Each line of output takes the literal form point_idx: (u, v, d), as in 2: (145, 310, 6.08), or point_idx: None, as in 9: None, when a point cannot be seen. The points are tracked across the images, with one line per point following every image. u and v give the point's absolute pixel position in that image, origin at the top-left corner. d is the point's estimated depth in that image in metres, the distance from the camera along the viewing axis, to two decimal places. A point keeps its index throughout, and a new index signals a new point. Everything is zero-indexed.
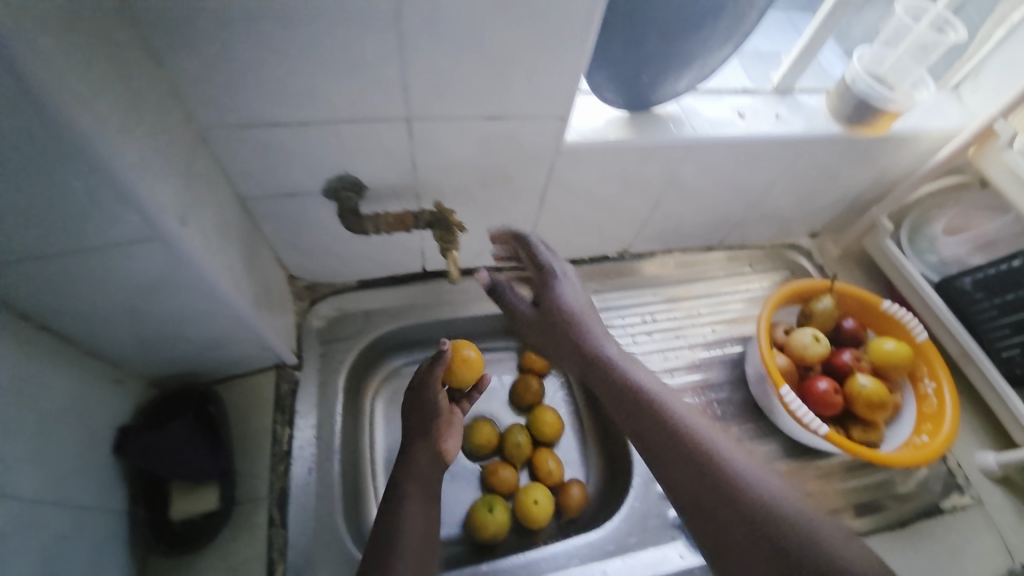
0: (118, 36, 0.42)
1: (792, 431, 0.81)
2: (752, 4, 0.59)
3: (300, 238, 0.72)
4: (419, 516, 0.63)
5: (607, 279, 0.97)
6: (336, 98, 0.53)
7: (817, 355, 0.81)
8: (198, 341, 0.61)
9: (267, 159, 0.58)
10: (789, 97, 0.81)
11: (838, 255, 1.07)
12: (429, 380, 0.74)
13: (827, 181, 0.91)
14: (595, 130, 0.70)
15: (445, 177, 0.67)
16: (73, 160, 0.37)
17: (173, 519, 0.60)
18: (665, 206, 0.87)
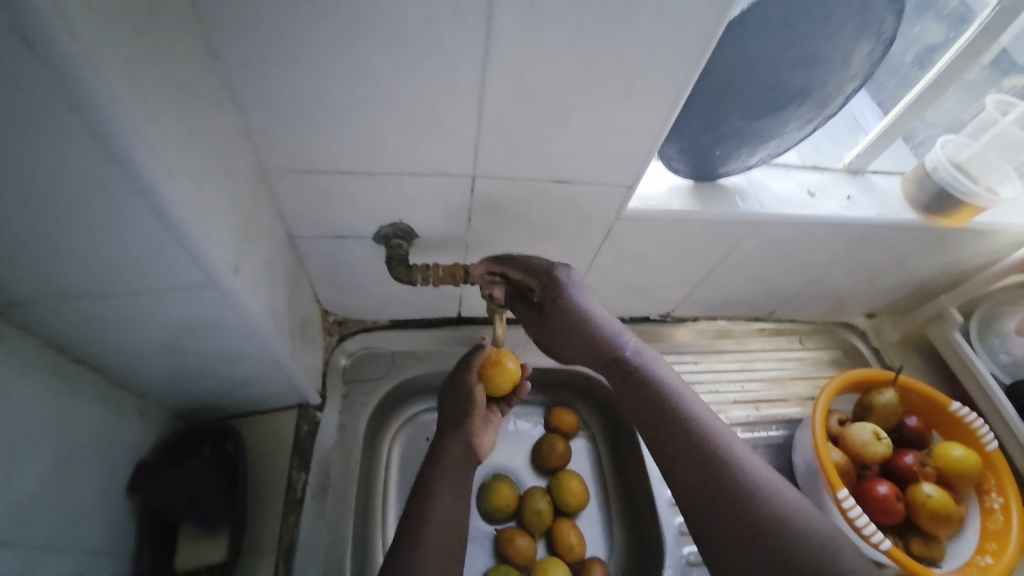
0: (204, 86, 0.41)
1: (843, 534, 0.75)
2: (841, 90, 0.59)
3: (342, 277, 0.70)
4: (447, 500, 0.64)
5: (647, 342, 0.92)
6: (405, 152, 0.52)
7: (877, 454, 0.75)
8: (229, 379, 0.59)
9: (324, 202, 0.57)
10: (862, 178, 0.79)
11: (896, 340, 1.01)
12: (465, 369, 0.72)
13: (892, 266, 0.86)
14: (659, 197, 0.67)
15: (499, 233, 0.65)
16: (143, 214, 0.36)
17: (179, 567, 0.57)
18: (718, 276, 0.83)
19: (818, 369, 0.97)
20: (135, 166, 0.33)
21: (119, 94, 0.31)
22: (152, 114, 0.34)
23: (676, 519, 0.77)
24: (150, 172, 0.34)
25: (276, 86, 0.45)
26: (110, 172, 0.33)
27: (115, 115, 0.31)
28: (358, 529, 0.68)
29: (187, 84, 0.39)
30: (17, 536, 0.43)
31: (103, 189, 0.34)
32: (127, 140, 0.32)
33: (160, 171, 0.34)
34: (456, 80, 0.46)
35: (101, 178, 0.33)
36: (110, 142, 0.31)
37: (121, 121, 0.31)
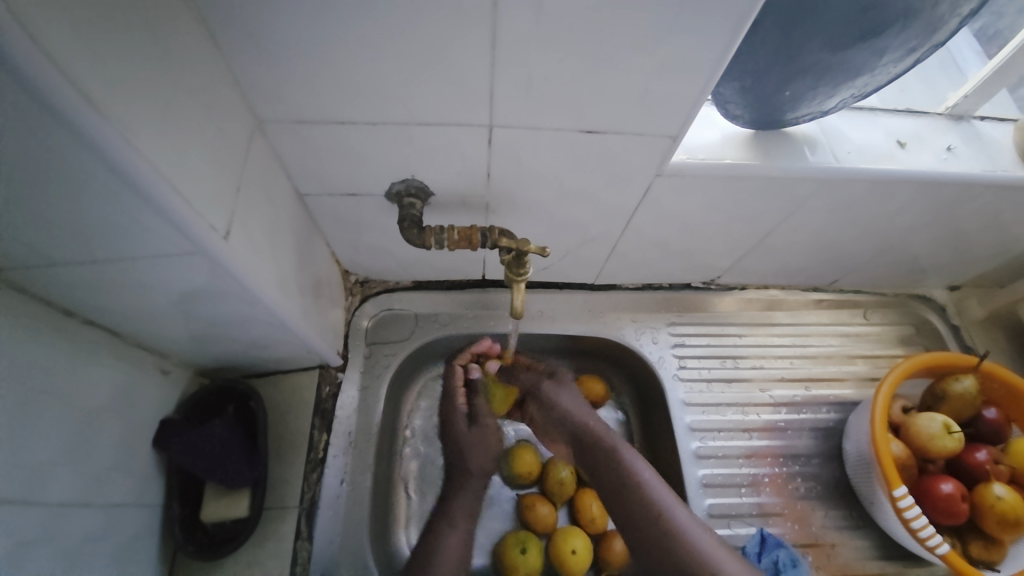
0: (167, 21, 0.36)
1: (895, 530, 0.68)
2: (957, 11, 0.46)
3: (358, 237, 0.67)
4: (460, 537, 0.69)
5: (687, 311, 0.85)
6: (410, 96, 0.46)
7: (945, 449, 0.66)
8: (244, 341, 0.58)
9: (327, 154, 0.52)
10: (966, 123, 0.65)
11: (982, 317, 0.88)
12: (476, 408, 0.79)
13: (993, 231, 0.73)
14: (710, 148, 0.57)
15: (521, 191, 0.58)
16: (101, 173, 0.32)
17: (206, 520, 0.60)
18: (774, 241, 0.72)
19: (882, 347, 0.86)
20: (69, 114, 0.28)
21: (28, 18, 0.26)
22: (88, 57, 0.29)
23: (706, 501, 0.73)
24: (88, 122, 0.29)
25: (258, 19, 0.39)
26: (42, 123, 0.29)
27: (28, 52, 0.26)
28: (378, 489, 0.68)
29: (141, 17, 0.34)
30: (39, 494, 0.44)
31: (41, 143, 0.30)
32: (50, 83, 0.27)
33: (100, 120, 0.30)
34: (464, 7, 0.38)
35: (33, 127, 0.29)
36: (37, 89, 0.27)
37: (34, 58, 0.26)
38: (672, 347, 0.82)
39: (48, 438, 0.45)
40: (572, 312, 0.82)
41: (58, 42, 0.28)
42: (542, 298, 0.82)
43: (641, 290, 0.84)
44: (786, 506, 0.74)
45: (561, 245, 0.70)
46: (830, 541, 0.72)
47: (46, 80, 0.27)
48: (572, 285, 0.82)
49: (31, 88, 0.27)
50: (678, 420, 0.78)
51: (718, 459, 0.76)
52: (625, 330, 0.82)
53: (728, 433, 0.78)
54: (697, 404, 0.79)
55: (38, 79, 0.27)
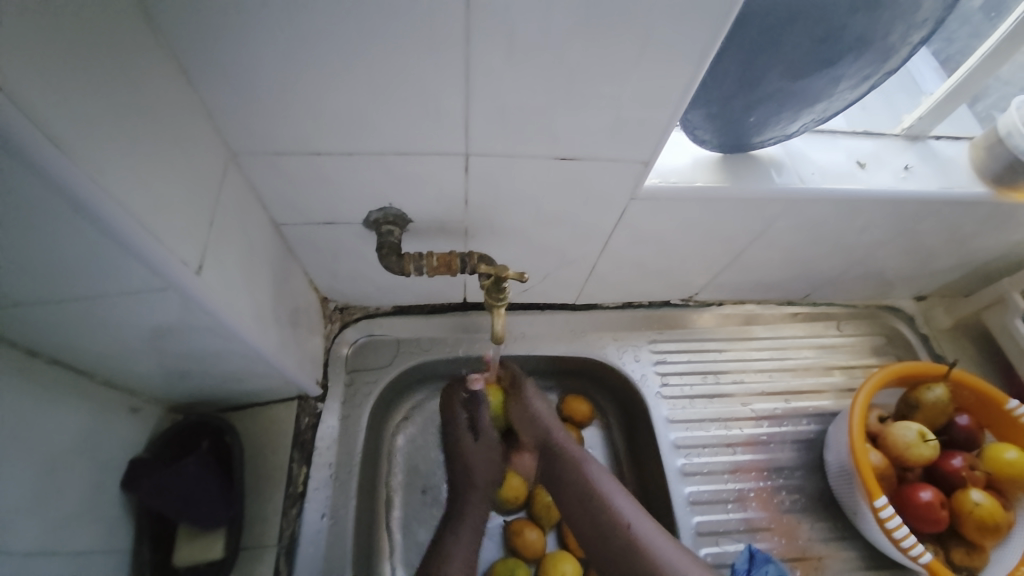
0: (136, 59, 0.36)
1: (880, 540, 0.69)
2: (906, 40, 0.49)
3: (337, 264, 0.66)
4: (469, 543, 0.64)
5: (667, 328, 0.86)
6: (388, 127, 0.46)
7: (921, 457, 0.68)
8: (219, 375, 0.56)
9: (303, 184, 0.52)
10: (921, 143, 0.69)
11: (948, 326, 0.91)
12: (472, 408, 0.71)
13: (952, 244, 0.76)
14: (681, 171, 0.59)
15: (499, 215, 0.59)
16: (67, 213, 0.32)
17: (178, 564, 0.57)
18: (748, 258, 0.74)
19: (856, 358, 0.89)
20: (31, 153, 0.28)
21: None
22: (53, 95, 0.29)
23: (694, 519, 0.73)
24: (53, 163, 0.29)
25: (233, 54, 0.39)
26: (4, 166, 0.28)
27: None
28: (361, 521, 0.66)
29: (110, 57, 0.34)
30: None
31: (3, 185, 0.29)
32: (13, 126, 0.27)
33: (64, 158, 0.29)
34: (438, 42, 0.39)
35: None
36: (1, 133, 0.27)
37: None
38: (654, 364, 0.83)
39: (8, 485, 0.43)
40: (554, 333, 0.83)
41: (19, 80, 0.27)
42: (524, 319, 0.82)
43: (622, 308, 0.85)
44: (772, 520, 0.74)
45: (542, 267, 0.71)
46: (816, 554, 0.73)
47: (7, 119, 0.26)
48: (553, 306, 0.83)
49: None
50: (663, 438, 0.78)
51: (704, 476, 0.76)
52: (607, 348, 0.83)
53: (713, 449, 0.78)
54: (681, 421, 0.80)
55: (1, 124, 0.26)
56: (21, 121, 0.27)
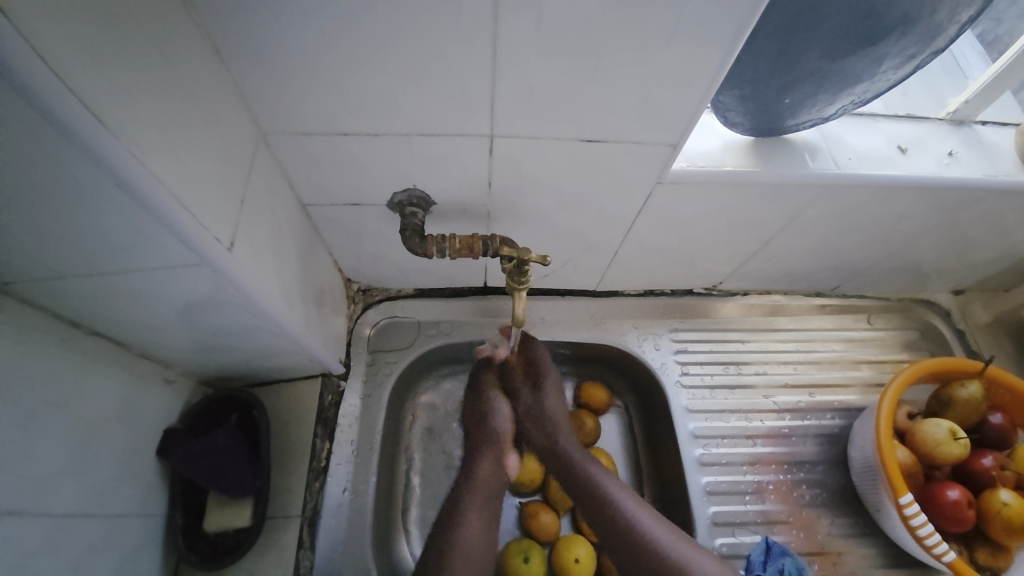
0: (172, 38, 0.36)
1: (900, 536, 0.67)
2: (957, 17, 0.46)
3: (360, 246, 0.67)
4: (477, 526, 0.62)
5: (689, 317, 0.85)
6: (415, 108, 0.46)
7: (951, 455, 0.66)
8: (248, 351, 0.58)
9: (329, 165, 0.53)
10: (967, 129, 0.65)
11: (986, 322, 0.87)
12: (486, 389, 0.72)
13: (995, 236, 0.73)
14: (710, 155, 0.57)
15: (521, 199, 0.59)
16: (109, 188, 0.33)
17: (207, 530, 0.59)
18: (776, 247, 0.72)
19: (885, 352, 0.86)
20: (75, 129, 0.29)
21: (39, 41, 0.26)
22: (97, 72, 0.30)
23: (710, 509, 0.72)
24: (98, 139, 0.30)
25: (262, 34, 0.39)
26: (52, 141, 0.29)
27: (35, 69, 0.26)
28: (381, 497, 0.68)
29: (148, 35, 0.34)
30: (46, 504, 0.44)
31: (51, 160, 0.30)
32: (61, 102, 0.28)
33: (106, 134, 0.30)
34: (466, 19, 0.39)
35: (44, 146, 0.29)
36: (50, 110, 0.27)
37: (45, 80, 0.27)
38: (674, 353, 0.82)
39: (55, 449, 0.45)
40: (573, 319, 0.82)
41: (63, 58, 0.28)
42: (543, 305, 0.82)
43: (644, 296, 0.84)
44: (791, 514, 0.73)
45: (563, 252, 0.70)
46: (835, 549, 0.72)
47: (55, 97, 0.27)
48: (573, 292, 0.82)
49: (43, 109, 0.27)
50: (681, 427, 0.77)
51: (722, 467, 0.75)
52: (627, 336, 0.82)
53: (732, 440, 0.77)
54: (700, 411, 0.79)
55: (49, 100, 0.27)
56: (67, 98, 0.28)
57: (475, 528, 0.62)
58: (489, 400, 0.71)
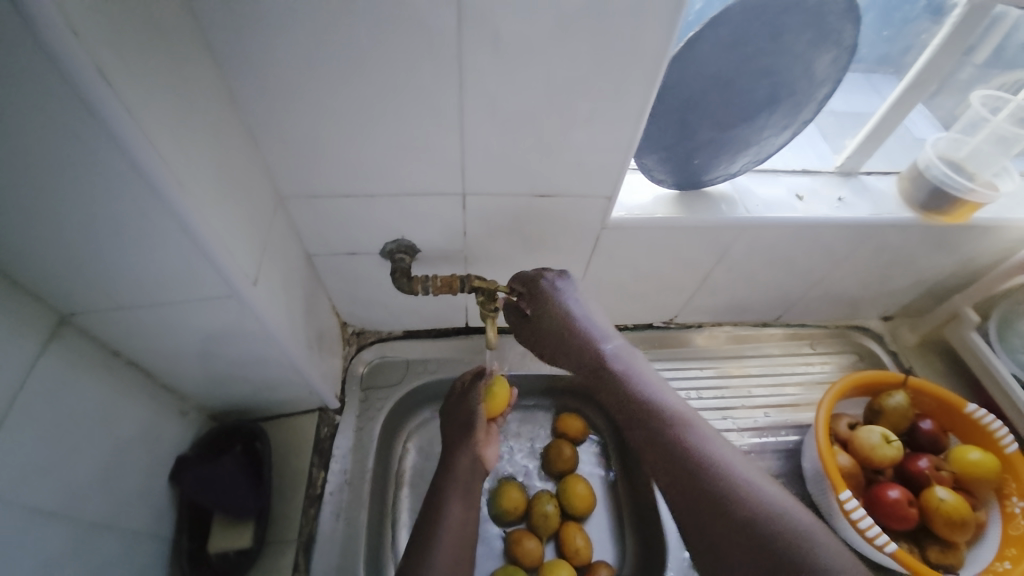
0: (225, 129, 0.49)
1: (853, 540, 0.73)
2: (811, 97, 0.62)
3: (356, 291, 0.78)
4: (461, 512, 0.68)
5: (652, 349, 0.94)
6: (404, 173, 0.59)
7: (886, 457, 0.73)
8: (256, 382, 0.66)
9: (334, 221, 0.65)
10: (854, 179, 0.80)
11: (915, 343, 0.99)
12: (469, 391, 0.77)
13: (897, 265, 0.86)
14: (644, 205, 0.71)
15: (493, 244, 0.70)
16: (176, 234, 0.43)
17: (211, 552, 0.64)
18: (715, 281, 0.84)
19: (830, 374, 0.95)
20: (165, 191, 0.40)
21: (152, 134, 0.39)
22: (179, 150, 0.42)
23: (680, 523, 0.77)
24: (178, 198, 0.41)
25: (289, 122, 0.53)
26: (146, 199, 0.40)
27: (149, 152, 0.38)
28: (372, 525, 0.72)
29: (213, 129, 0.47)
30: (74, 511, 0.50)
31: (140, 214, 0.41)
32: (160, 173, 0.39)
33: (182, 194, 0.42)
34: (440, 109, 0.53)
35: (139, 204, 0.40)
36: (151, 179, 0.39)
37: (155, 160, 0.39)
38: None
39: (86, 463, 0.52)
40: None
41: (164, 144, 0.40)
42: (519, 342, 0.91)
43: None
44: None
45: None
46: None
47: (157, 170, 0.39)
48: None
49: (148, 178, 0.39)
50: None
51: None
52: None
53: None
54: None
55: (153, 173, 0.39)
56: (162, 170, 0.39)
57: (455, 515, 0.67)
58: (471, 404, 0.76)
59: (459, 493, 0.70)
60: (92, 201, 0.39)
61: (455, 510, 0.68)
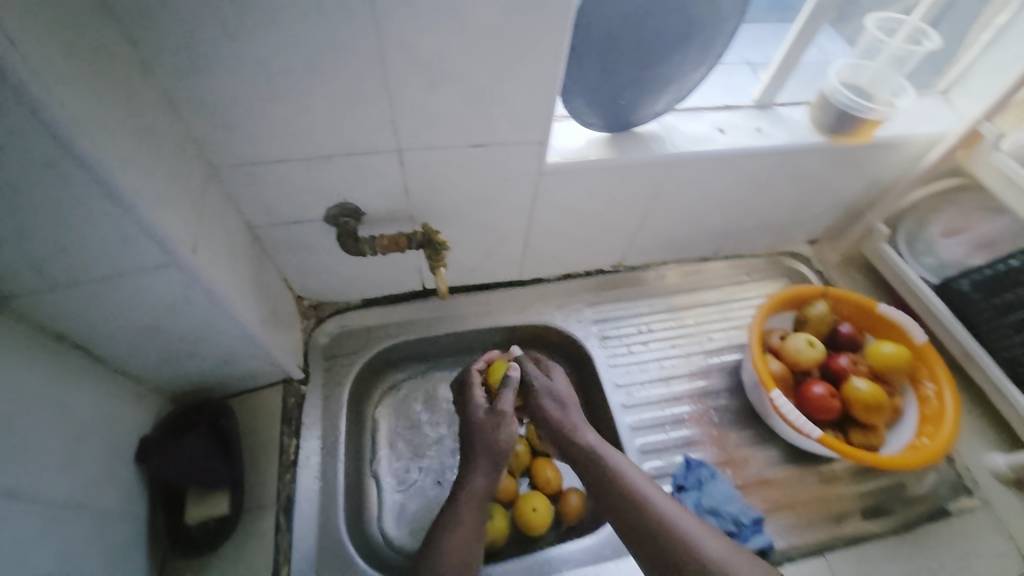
0: (139, 94, 0.48)
1: (787, 434, 0.82)
2: (722, 31, 0.65)
3: (305, 261, 0.78)
4: (471, 523, 0.63)
5: (603, 291, 1.00)
6: (335, 133, 0.59)
7: (811, 359, 0.82)
8: (213, 357, 0.67)
9: (271, 190, 0.64)
10: (770, 111, 0.86)
11: (837, 261, 1.08)
12: (471, 394, 0.73)
13: (814, 190, 0.93)
14: (577, 150, 0.74)
15: (436, 200, 0.72)
16: (104, 202, 0.43)
17: (190, 525, 0.65)
18: (654, 220, 0.90)
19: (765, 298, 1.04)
20: (86, 157, 0.40)
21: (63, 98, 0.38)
22: (96, 113, 0.41)
23: (636, 441, 0.84)
24: (100, 163, 0.41)
25: (207, 86, 0.52)
26: (67, 166, 0.40)
27: (64, 117, 0.37)
28: (350, 482, 0.75)
29: (126, 94, 0.46)
30: (41, 495, 0.51)
31: (63, 182, 0.41)
32: (77, 139, 0.39)
33: (105, 161, 0.41)
34: (362, 63, 0.53)
35: (60, 172, 0.40)
36: (68, 144, 0.38)
37: (70, 125, 0.38)
38: (594, 322, 0.96)
39: (44, 448, 0.52)
40: (504, 305, 0.94)
41: (76, 108, 0.39)
42: (476, 298, 0.94)
43: (562, 279, 0.99)
44: (704, 434, 0.86)
45: (483, 244, 0.84)
46: (742, 455, 0.84)
47: (74, 136, 0.38)
48: (501, 284, 0.96)
49: (67, 143, 0.38)
50: (606, 379, 0.90)
51: (644, 407, 0.88)
52: (553, 313, 0.95)
53: (649, 384, 0.91)
54: (621, 364, 0.92)
55: (71, 137, 0.38)
56: (79, 135, 0.39)
57: (466, 527, 0.63)
58: (473, 408, 0.72)
59: (472, 506, 0.64)
60: (3, 175, 0.38)
61: (468, 519, 0.63)
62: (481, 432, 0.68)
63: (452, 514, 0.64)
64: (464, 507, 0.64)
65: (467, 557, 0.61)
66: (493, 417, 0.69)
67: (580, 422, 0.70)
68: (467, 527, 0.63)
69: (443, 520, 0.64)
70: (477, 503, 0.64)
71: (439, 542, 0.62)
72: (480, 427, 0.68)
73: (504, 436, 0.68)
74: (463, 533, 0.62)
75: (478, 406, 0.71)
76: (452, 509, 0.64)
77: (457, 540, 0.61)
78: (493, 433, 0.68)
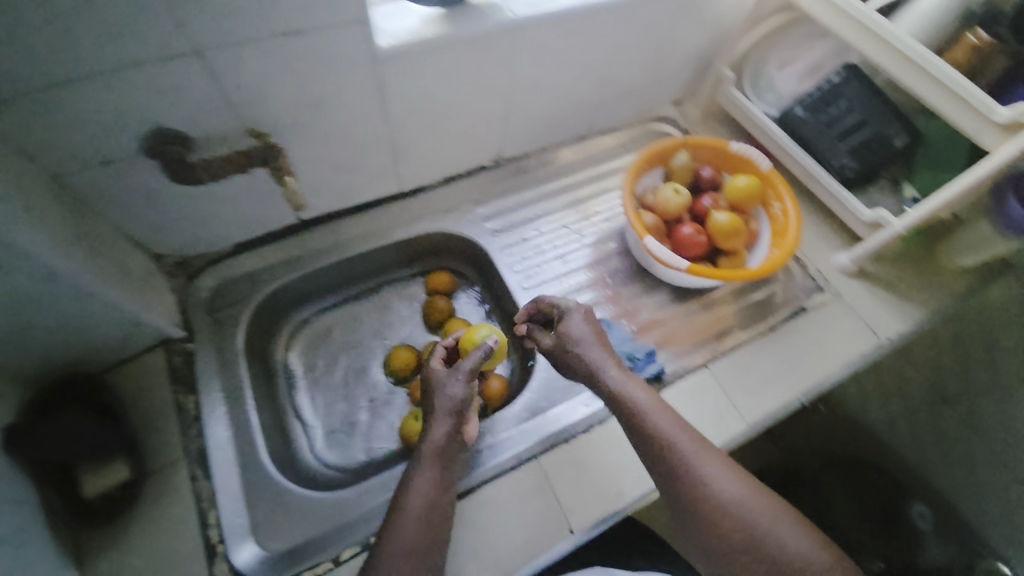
0: None
1: (666, 276, 0.90)
2: None
3: (146, 210, 0.70)
4: (425, 486, 0.61)
5: (489, 187, 0.98)
6: (99, 38, 0.51)
7: (675, 204, 0.89)
8: (56, 320, 0.62)
9: (58, 125, 0.56)
10: None
11: (700, 118, 1.13)
12: (433, 365, 0.73)
13: (665, 45, 0.96)
14: (410, 29, 0.69)
15: (268, 109, 0.66)
16: None
17: (91, 496, 0.62)
18: (518, 101, 0.88)
19: None
20: None
21: None
22: None
23: None
24: None
25: None
26: None
27: None
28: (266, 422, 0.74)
29: None
30: None
31: None
32: None
33: None
34: None
35: None
36: None
37: None
38: (485, 219, 0.95)
39: None
40: (392, 221, 0.91)
41: None
42: (360, 219, 0.90)
43: (447, 184, 0.97)
44: (601, 295, 0.93)
45: (345, 156, 0.79)
46: (635, 304, 0.92)
47: None
48: (384, 200, 0.92)
49: None
50: (504, 268, 0.92)
51: (543, 285, 0.92)
52: (444, 219, 0.93)
53: (546, 263, 0.94)
54: (516, 251, 0.94)
55: None
56: None
57: (423, 485, 0.61)
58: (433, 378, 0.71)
59: (428, 462, 0.63)
60: None
61: (423, 480, 0.62)
62: (448, 393, 0.68)
63: (408, 477, 0.63)
64: (421, 466, 0.63)
65: (426, 526, 0.58)
66: (456, 383, 0.69)
67: (601, 359, 0.71)
68: (425, 484, 0.62)
69: (400, 485, 0.63)
70: (437, 461, 0.64)
71: (399, 503, 0.60)
72: (443, 390, 0.69)
73: (464, 398, 0.69)
74: (419, 491, 0.61)
75: (437, 371, 0.71)
76: (409, 473, 0.63)
77: (415, 502, 0.60)
78: (465, 398, 0.69)
